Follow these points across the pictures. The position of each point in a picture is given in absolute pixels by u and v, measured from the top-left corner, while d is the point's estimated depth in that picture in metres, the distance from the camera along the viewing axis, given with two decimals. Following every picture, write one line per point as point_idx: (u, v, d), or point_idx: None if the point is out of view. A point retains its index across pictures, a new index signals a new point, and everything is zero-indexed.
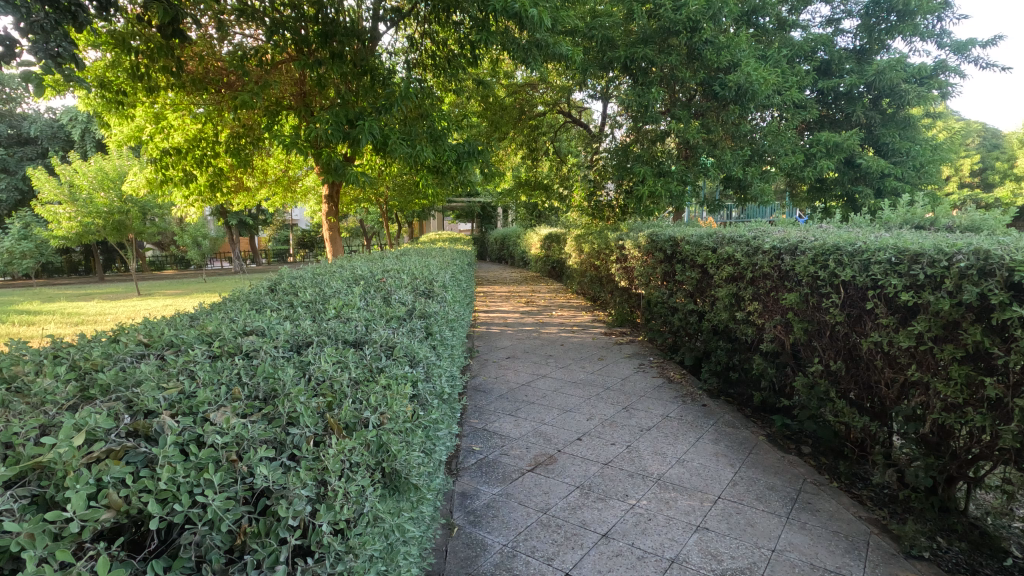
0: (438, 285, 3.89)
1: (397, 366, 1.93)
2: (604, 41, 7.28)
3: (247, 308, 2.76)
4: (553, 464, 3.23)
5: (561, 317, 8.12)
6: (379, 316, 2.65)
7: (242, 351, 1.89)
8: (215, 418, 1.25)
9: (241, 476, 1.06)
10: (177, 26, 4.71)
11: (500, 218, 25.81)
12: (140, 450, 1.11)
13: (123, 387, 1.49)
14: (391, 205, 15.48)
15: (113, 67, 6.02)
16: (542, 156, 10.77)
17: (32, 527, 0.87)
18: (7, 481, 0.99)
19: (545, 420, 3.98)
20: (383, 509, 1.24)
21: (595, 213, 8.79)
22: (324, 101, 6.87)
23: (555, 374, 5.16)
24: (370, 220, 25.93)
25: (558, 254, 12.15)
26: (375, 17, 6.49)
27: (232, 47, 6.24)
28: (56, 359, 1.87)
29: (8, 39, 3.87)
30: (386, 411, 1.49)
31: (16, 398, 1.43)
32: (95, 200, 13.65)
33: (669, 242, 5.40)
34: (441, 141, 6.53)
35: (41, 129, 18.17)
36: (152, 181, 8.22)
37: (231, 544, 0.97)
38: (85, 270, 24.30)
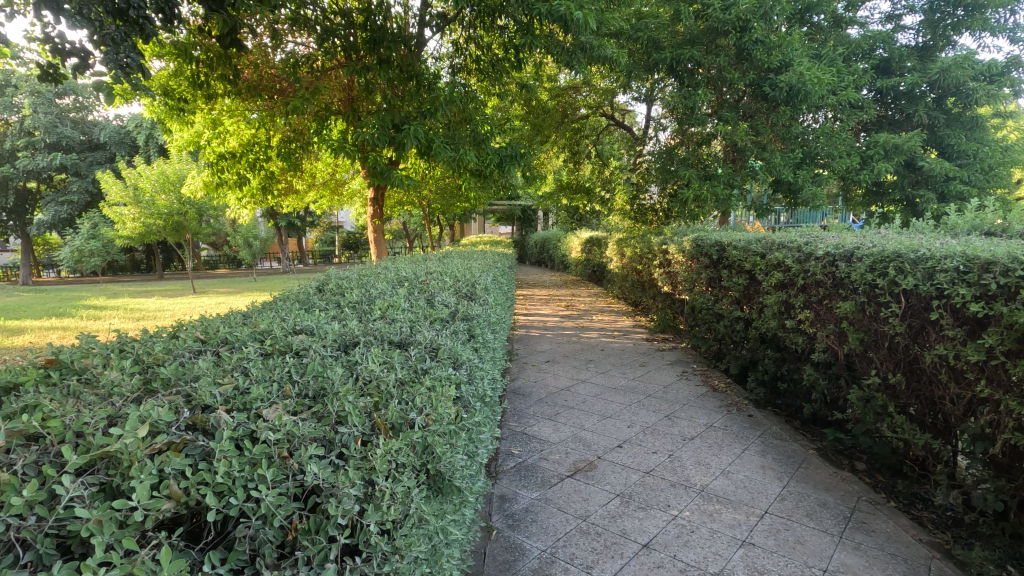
0: (480, 287, 3.91)
1: (441, 367, 1.94)
2: (649, 43, 7.16)
3: (297, 307, 2.85)
4: (593, 471, 3.18)
5: (601, 321, 8.02)
6: (423, 317, 2.68)
7: (293, 349, 1.95)
8: (267, 415, 1.29)
9: (292, 473, 1.09)
10: (234, 36, 4.95)
11: (540, 222, 25.78)
12: (198, 443, 1.16)
13: (182, 381, 1.56)
14: (434, 208, 15.67)
15: (176, 75, 6.35)
16: (584, 159, 10.70)
17: (100, 513, 0.91)
18: (78, 469, 1.05)
19: (585, 425, 3.93)
20: (428, 510, 1.24)
21: (637, 216, 8.83)
22: (371, 106, 7.04)
23: (594, 379, 5.11)
24: (412, 222, 26.36)
25: (599, 257, 12.05)
26: (421, 22, 6.63)
27: (285, 55, 6.49)
28: (122, 352, 1.97)
29: (84, 51, 4.14)
30: (431, 412, 1.50)
31: (86, 389, 1.51)
32: (157, 202, 14.38)
33: (715, 247, 5.26)
34: (485, 145, 6.55)
35: (110, 135, 19.30)
36: (209, 184, 8.61)
37: (283, 539, 0.98)
38: (147, 268, 25.75)
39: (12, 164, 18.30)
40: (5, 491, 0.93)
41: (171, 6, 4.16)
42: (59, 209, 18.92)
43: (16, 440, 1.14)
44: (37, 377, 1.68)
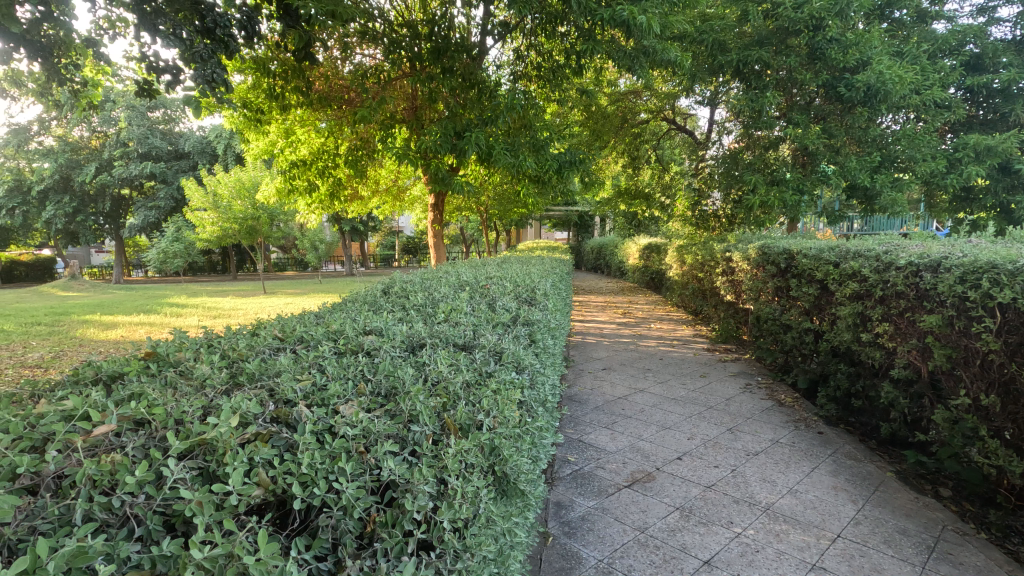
0: (540, 292, 3.92)
1: (504, 371, 1.97)
2: (715, 45, 6.98)
3: (366, 308, 2.98)
4: (651, 482, 3.12)
5: (659, 330, 7.85)
6: (485, 321, 2.72)
7: (365, 348, 2.04)
8: (345, 410, 1.36)
9: (370, 468, 1.14)
10: (309, 50, 5.23)
11: (596, 228, 25.58)
12: (283, 435, 1.23)
13: (265, 376, 1.66)
14: (491, 214, 15.87)
15: (254, 88, 6.75)
16: (644, 164, 10.55)
17: (201, 496, 0.98)
18: (179, 453, 1.14)
19: (643, 435, 3.86)
20: (496, 512, 1.26)
21: (699, 223, 8.64)
22: (434, 115, 7.23)
23: (653, 388, 5.01)
24: (470, 227, 26.74)
25: (657, 264, 11.82)
26: (483, 32, 6.79)
27: (353, 66, 6.77)
28: (211, 347, 2.13)
29: (176, 68, 4.48)
30: (497, 415, 1.53)
31: (182, 380, 1.64)
32: (233, 207, 15.32)
33: (783, 255, 5.05)
34: (544, 151, 6.57)
35: (194, 145, 20.72)
36: (281, 190, 9.08)
37: (362, 531, 1.03)
38: (222, 269, 27.48)
39: (109, 172, 19.98)
40: (119, 471, 1.03)
41: (253, 23, 4.47)
42: (148, 213, 20.43)
43: (126, 425, 1.26)
44: (140, 367, 1.84)
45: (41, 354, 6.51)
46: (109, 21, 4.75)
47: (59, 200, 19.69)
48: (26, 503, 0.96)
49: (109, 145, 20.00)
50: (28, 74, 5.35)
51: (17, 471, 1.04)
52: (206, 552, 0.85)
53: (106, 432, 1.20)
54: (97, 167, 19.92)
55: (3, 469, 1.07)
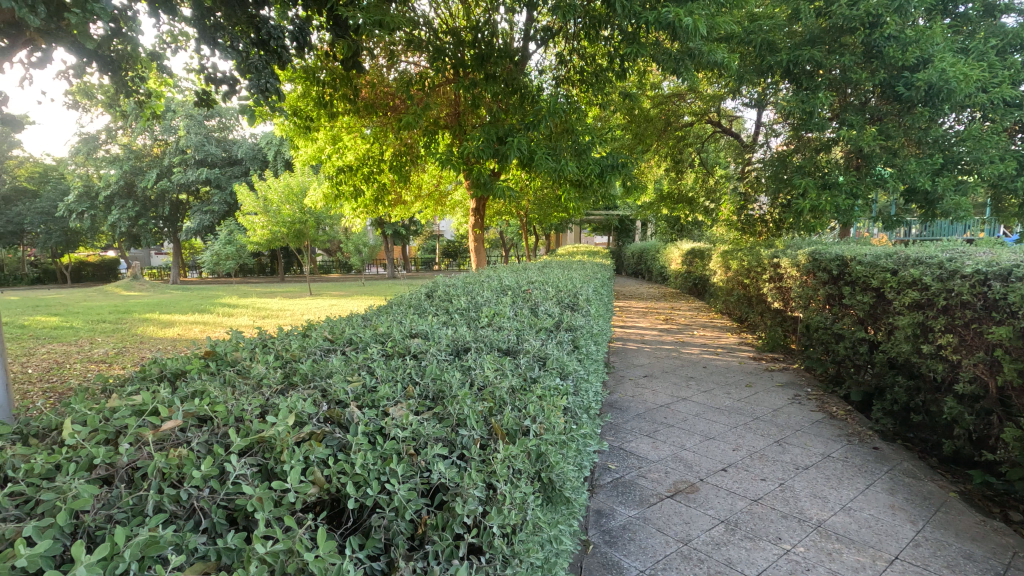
0: (582, 297, 3.89)
1: (549, 377, 1.97)
2: (763, 46, 6.78)
3: (411, 311, 3.02)
4: (695, 493, 3.05)
5: (703, 337, 7.67)
6: (528, 326, 2.72)
7: (411, 351, 2.08)
8: (394, 412, 1.39)
9: (420, 470, 1.16)
10: (356, 59, 5.37)
11: (637, 232, 25.27)
12: (336, 435, 1.27)
13: (318, 377, 1.71)
14: (531, 219, 15.89)
15: (304, 96, 6.98)
16: (687, 168, 10.36)
17: (262, 492, 1.02)
18: (240, 450, 1.19)
19: (686, 445, 3.78)
20: (543, 519, 1.25)
21: (745, 228, 8.43)
22: (476, 120, 7.31)
23: (696, 397, 4.89)
24: (510, 231, 26.82)
25: (700, 269, 11.56)
26: (526, 37, 6.85)
27: (399, 74, 6.93)
28: (265, 347, 2.21)
29: (231, 79, 4.67)
30: (543, 421, 1.52)
31: (240, 378, 1.71)
32: (282, 212, 15.88)
33: (835, 261, 4.86)
34: (586, 155, 6.50)
35: (247, 152, 21.58)
36: (328, 195, 9.36)
37: (413, 532, 1.04)
38: (271, 271, 28.50)
39: (168, 178, 21.01)
40: (185, 465, 1.08)
41: (304, 34, 4.62)
42: (203, 217, 21.37)
43: (190, 420, 1.32)
44: (200, 365, 1.92)
45: (106, 350, 6.91)
46: (172, 36, 5.01)
47: (124, 204, 20.86)
48: (103, 492, 1.02)
49: (168, 153, 21.06)
50: (98, 87, 5.69)
51: (94, 461, 1.11)
52: (268, 547, 0.88)
53: (173, 427, 1.27)
54: (158, 173, 21.01)
55: (82, 459, 1.14)
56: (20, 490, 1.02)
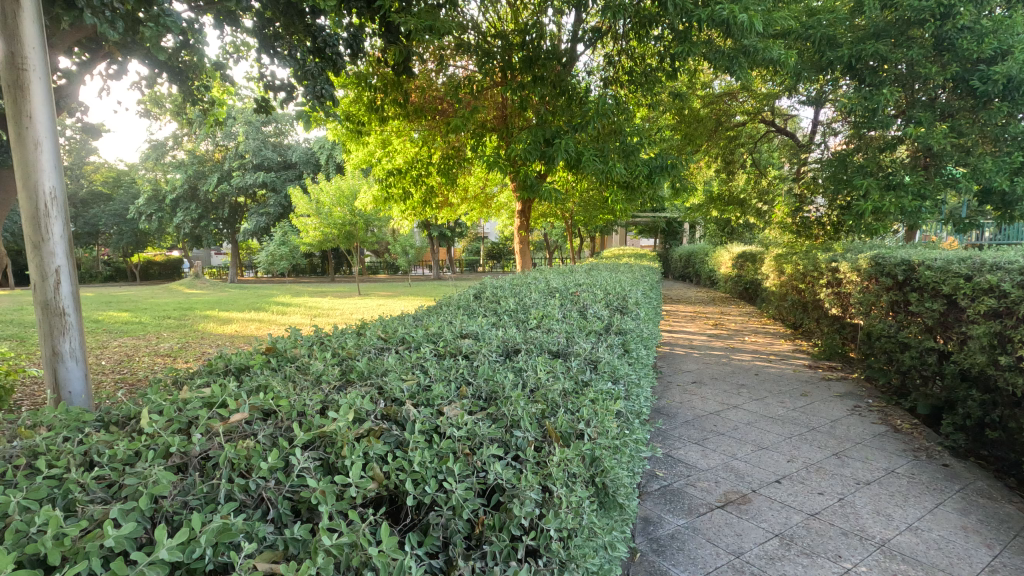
0: (631, 301, 3.84)
1: (601, 381, 1.94)
2: (823, 41, 6.49)
3: (460, 312, 3.06)
4: (747, 505, 2.94)
5: (754, 343, 7.42)
6: (578, 329, 2.70)
7: (462, 351, 2.10)
8: (449, 411, 1.40)
9: (476, 470, 1.17)
10: (407, 65, 5.49)
11: (685, 235, 24.75)
12: (393, 432, 1.29)
13: (374, 374, 1.75)
14: (576, 221, 15.78)
15: (356, 101, 7.17)
16: (739, 169, 10.06)
17: (324, 485, 1.04)
18: (304, 444, 1.23)
19: (737, 454, 3.66)
20: (598, 524, 1.23)
21: (801, 230, 8.12)
22: (523, 123, 7.33)
23: (748, 405, 4.73)
24: (554, 233, 26.76)
25: (752, 273, 11.19)
26: (573, 39, 6.82)
27: (447, 78, 7.03)
28: (322, 344, 2.27)
29: (289, 86, 4.85)
30: (597, 425, 1.50)
31: (301, 374, 1.77)
32: (333, 214, 16.39)
33: (901, 266, 4.60)
34: (634, 157, 6.37)
35: (301, 156, 22.38)
36: (378, 198, 9.61)
37: (471, 532, 1.05)
38: (322, 271, 29.47)
39: (228, 182, 22.04)
40: (253, 457, 1.12)
41: (357, 41, 4.73)
42: (259, 219, 22.27)
43: (256, 414, 1.38)
44: (262, 360, 2.00)
45: (171, 344, 7.31)
46: (234, 46, 5.25)
47: (188, 207, 22.04)
48: (179, 480, 1.07)
49: (229, 158, 22.09)
50: (168, 96, 6.04)
51: (171, 450, 1.17)
52: (334, 539, 0.90)
53: (241, 420, 1.33)
54: (219, 177, 22.08)
55: (159, 447, 1.20)
56: (104, 474, 1.08)
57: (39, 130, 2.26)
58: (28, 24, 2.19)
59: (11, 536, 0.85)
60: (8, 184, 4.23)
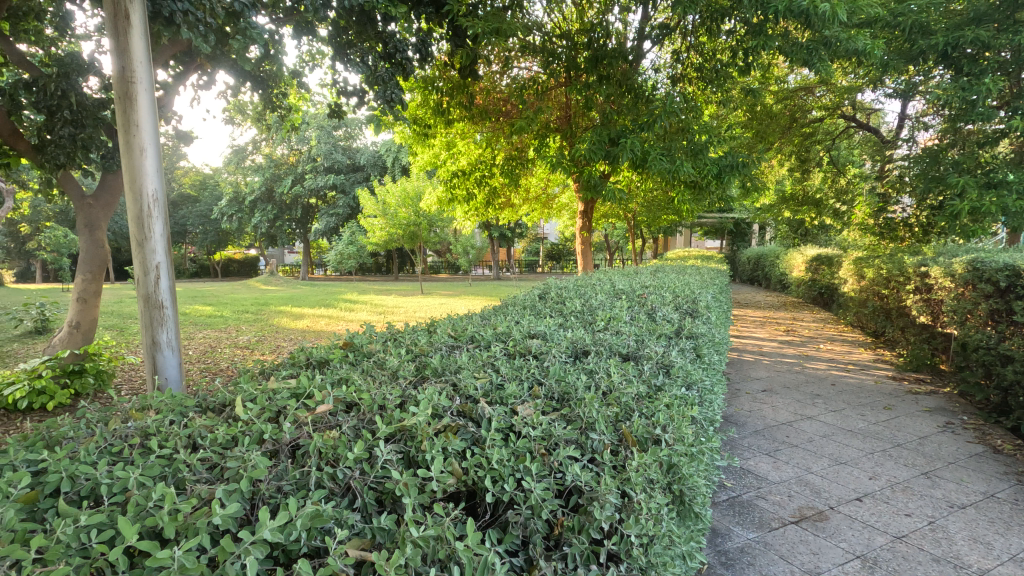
0: (702, 304, 3.71)
1: (674, 386, 1.89)
2: (914, 28, 5.99)
3: (526, 312, 3.06)
4: (824, 522, 2.78)
5: (831, 351, 7.00)
6: (647, 331, 2.64)
7: (532, 352, 2.10)
8: (524, 411, 1.41)
9: (554, 471, 1.16)
10: (472, 68, 5.55)
11: (755, 236, 23.71)
12: (469, 429, 1.31)
13: (448, 371, 1.79)
14: (639, 222, 15.46)
15: (422, 105, 7.34)
16: (814, 167, 9.53)
17: (407, 479, 1.06)
18: (386, 436, 1.27)
19: (813, 467, 3.46)
20: (677, 532, 1.20)
21: (884, 232, 7.65)
22: (587, 122, 7.25)
23: (825, 417, 4.47)
24: (615, 234, 26.33)
25: (827, 277, 10.58)
26: (640, 36, 6.68)
27: (511, 79, 7.07)
28: (396, 341, 2.34)
29: (361, 92, 5.03)
30: (674, 431, 1.46)
31: (378, 369, 1.84)
32: (399, 215, 16.87)
33: (1004, 272, 4.21)
34: (703, 156, 6.14)
35: (369, 159, 23.19)
36: (443, 200, 9.81)
37: (550, 532, 1.05)
38: (386, 270, 30.42)
39: (301, 184, 23.16)
40: (339, 447, 1.17)
41: (425, 46, 4.82)
42: (329, 220, 23.24)
43: (340, 406, 1.44)
44: (341, 355, 2.09)
45: (250, 337, 7.76)
46: (310, 55, 5.52)
47: (265, 208, 23.36)
48: (274, 466, 1.13)
49: (302, 161, 23.23)
50: (250, 103, 6.43)
51: (264, 436, 1.24)
52: (420, 532, 0.91)
53: (327, 411, 1.39)
54: (293, 179, 23.26)
55: (253, 433, 1.28)
56: (207, 456, 1.16)
57: (143, 137, 2.46)
58: (136, 39, 2.38)
59: (133, 509, 0.93)
60: (113, 188, 4.65)
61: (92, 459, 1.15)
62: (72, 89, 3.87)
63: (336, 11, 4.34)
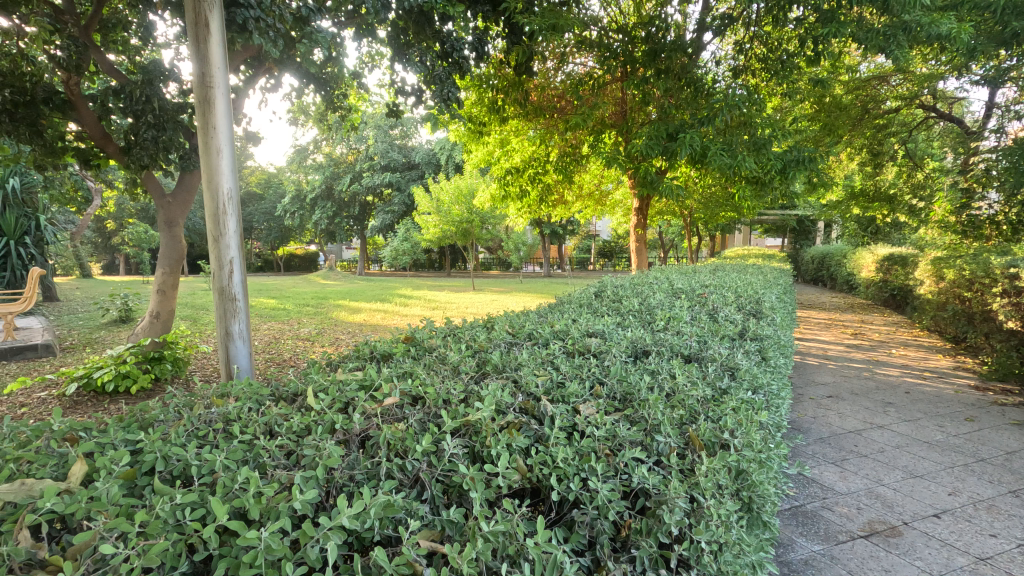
0: (767, 305, 3.57)
1: (740, 389, 1.83)
2: (1007, 9, 5.50)
3: (583, 310, 3.04)
4: (898, 538, 2.62)
5: (905, 357, 6.58)
6: (709, 332, 2.57)
7: (591, 351, 2.08)
8: (587, 410, 1.40)
9: (619, 473, 1.15)
10: (528, 65, 5.54)
11: (820, 234, 22.56)
12: (533, 427, 1.31)
13: (509, 368, 1.80)
14: (696, 219, 15.01)
15: (477, 102, 7.39)
16: (888, 161, 8.96)
17: (474, 473, 1.07)
18: (452, 430, 1.29)
19: (885, 479, 3.27)
20: (747, 542, 1.15)
21: (968, 229, 7.14)
22: (644, 117, 7.10)
23: (898, 426, 4.21)
24: (670, 231, 25.67)
25: (901, 278, 9.94)
26: (701, 27, 6.45)
27: (566, 75, 7.00)
28: (455, 336, 2.38)
29: (418, 91, 5.12)
30: (742, 436, 1.42)
31: (440, 364, 1.87)
32: (452, 212, 17.11)
33: None
34: (766, 150, 5.86)
35: (424, 157, 23.60)
36: (496, 197, 9.87)
37: (617, 534, 1.03)
38: (439, 266, 30.94)
39: (359, 182, 23.86)
40: (407, 438, 1.20)
41: (481, 44, 4.83)
42: (385, 217, 23.78)
43: (406, 399, 1.48)
44: (404, 349, 2.14)
45: (311, 329, 8.08)
46: (370, 56, 5.67)
47: (325, 206, 24.22)
48: (347, 455, 1.18)
49: (360, 160, 23.95)
50: (313, 104, 6.67)
51: (335, 426, 1.29)
52: (491, 527, 0.92)
53: (393, 403, 1.43)
54: (352, 178, 24.01)
55: (325, 422, 1.33)
56: (284, 443, 1.22)
57: (220, 139, 2.60)
58: (215, 46, 2.51)
59: (221, 490, 0.99)
60: (189, 186, 4.94)
61: (181, 441, 1.23)
62: (155, 95, 4.13)
63: (396, 13, 4.44)
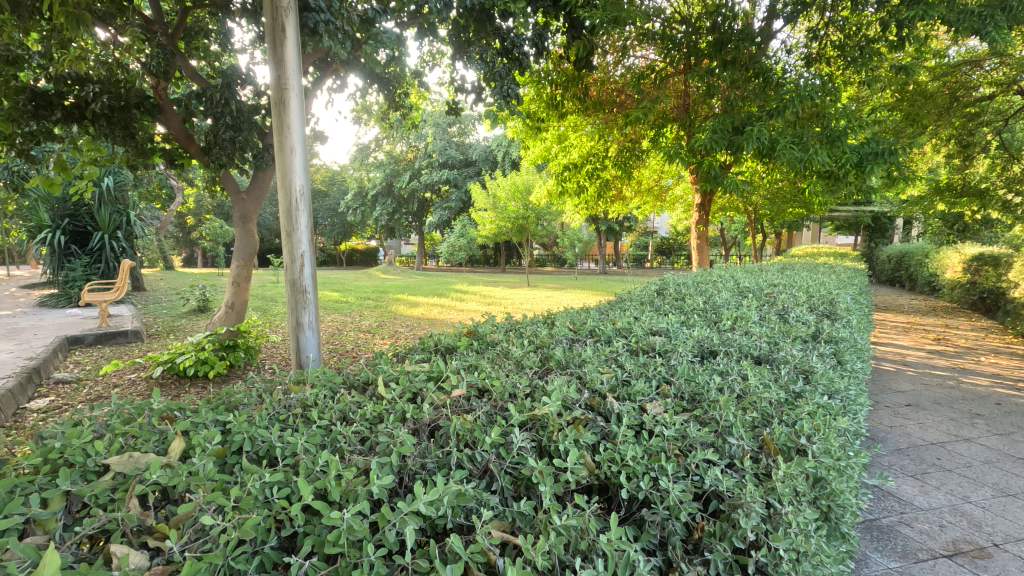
0: (841, 305, 3.39)
1: (815, 393, 1.75)
2: None
3: (645, 308, 2.98)
4: (986, 559, 2.43)
5: (995, 365, 6.06)
6: (780, 333, 2.47)
7: (656, 349, 2.04)
8: (654, 409, 1.38)
9: (691, 474, 1.13)
10: (588, 59, 5.46)
11: (898, 232, 21.09)
12: (599, 424, 1.31)
13: (572, 364, 1.80)
14: (761, 215, 14.38)
15: (535, 98, 7.37)
16: (979, 153, 8.27)
17: (544, 467, 1.08)
18: (519, 423, 1.31)
19: (972, 496, 3.03)
20: (827, 552, 1.10)
21: None
22: (708, 110, 6.85)
23: (986, 440, 3.89)
24: (732, 228, 24.70)
25: (992, 279, 9.15)
26: (770, 15, 6.16)
27: (627, 68, 6.85)
28: (516, 332, 2.40)
29: (478, 88, 5.17)
30: (820, 442, 1.36)
31: (504, 358, 1.89)
32: (508, 208, 17.19)
33: None
34: (841, 143, 5.52)
35: (481, 154, 23.81)
36: (553, 193, 9.80)
37: (689, 535, 1.02)
38: (494, 262, 31.19)
39: (418, 180, 24.37)
40: (476, 430, 1.22)
41: (542, 40, 4.81)
42: (442, 213, 24.15)
43: (473, 391, 1.51)
44: (467, 342, 2.18)
45: (371, 322, 8.34)
46: (431, 55, 5.78)
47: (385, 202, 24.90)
48: (419, 443, 1.21)
49: (420, 157, 24.49)
50: (376, 103, 6.87)
51: (406, 416, 1.33)
52: (563, 521, 0.93)
53: (461, 395, 1.46)
54: (410, 175, 24.56)
55: (396, 411, 1.38)
56: (358, 429, 1.27)
57: (293, 137, 2.71)
58: (290, 49, 2.62)
59: (305, 471, 1.04)
60: (263, 183, 5.20)
61: (265, 423, 1.31)
62: (232, 98, 4.36)
63: (457, 11, 4.49)
